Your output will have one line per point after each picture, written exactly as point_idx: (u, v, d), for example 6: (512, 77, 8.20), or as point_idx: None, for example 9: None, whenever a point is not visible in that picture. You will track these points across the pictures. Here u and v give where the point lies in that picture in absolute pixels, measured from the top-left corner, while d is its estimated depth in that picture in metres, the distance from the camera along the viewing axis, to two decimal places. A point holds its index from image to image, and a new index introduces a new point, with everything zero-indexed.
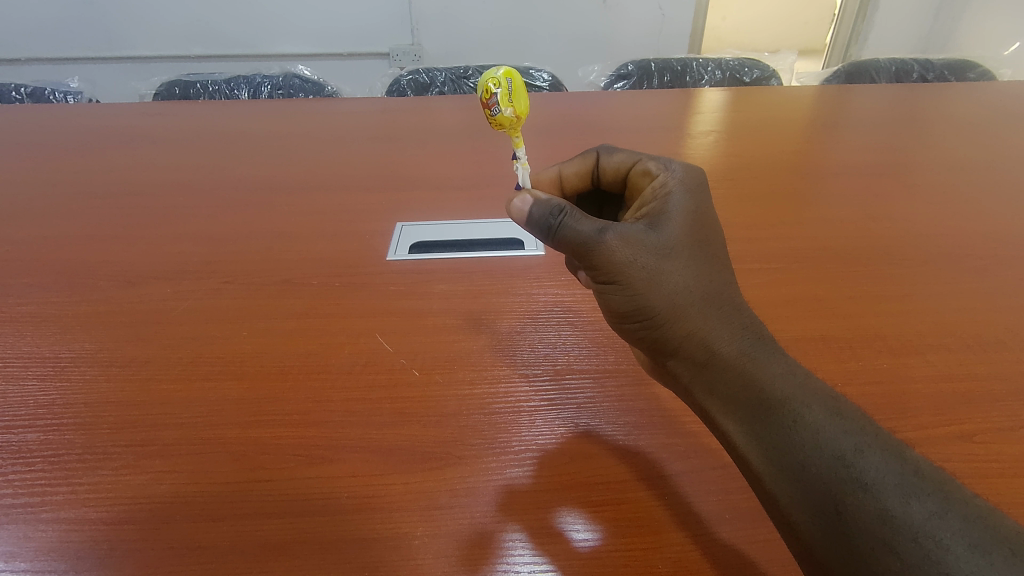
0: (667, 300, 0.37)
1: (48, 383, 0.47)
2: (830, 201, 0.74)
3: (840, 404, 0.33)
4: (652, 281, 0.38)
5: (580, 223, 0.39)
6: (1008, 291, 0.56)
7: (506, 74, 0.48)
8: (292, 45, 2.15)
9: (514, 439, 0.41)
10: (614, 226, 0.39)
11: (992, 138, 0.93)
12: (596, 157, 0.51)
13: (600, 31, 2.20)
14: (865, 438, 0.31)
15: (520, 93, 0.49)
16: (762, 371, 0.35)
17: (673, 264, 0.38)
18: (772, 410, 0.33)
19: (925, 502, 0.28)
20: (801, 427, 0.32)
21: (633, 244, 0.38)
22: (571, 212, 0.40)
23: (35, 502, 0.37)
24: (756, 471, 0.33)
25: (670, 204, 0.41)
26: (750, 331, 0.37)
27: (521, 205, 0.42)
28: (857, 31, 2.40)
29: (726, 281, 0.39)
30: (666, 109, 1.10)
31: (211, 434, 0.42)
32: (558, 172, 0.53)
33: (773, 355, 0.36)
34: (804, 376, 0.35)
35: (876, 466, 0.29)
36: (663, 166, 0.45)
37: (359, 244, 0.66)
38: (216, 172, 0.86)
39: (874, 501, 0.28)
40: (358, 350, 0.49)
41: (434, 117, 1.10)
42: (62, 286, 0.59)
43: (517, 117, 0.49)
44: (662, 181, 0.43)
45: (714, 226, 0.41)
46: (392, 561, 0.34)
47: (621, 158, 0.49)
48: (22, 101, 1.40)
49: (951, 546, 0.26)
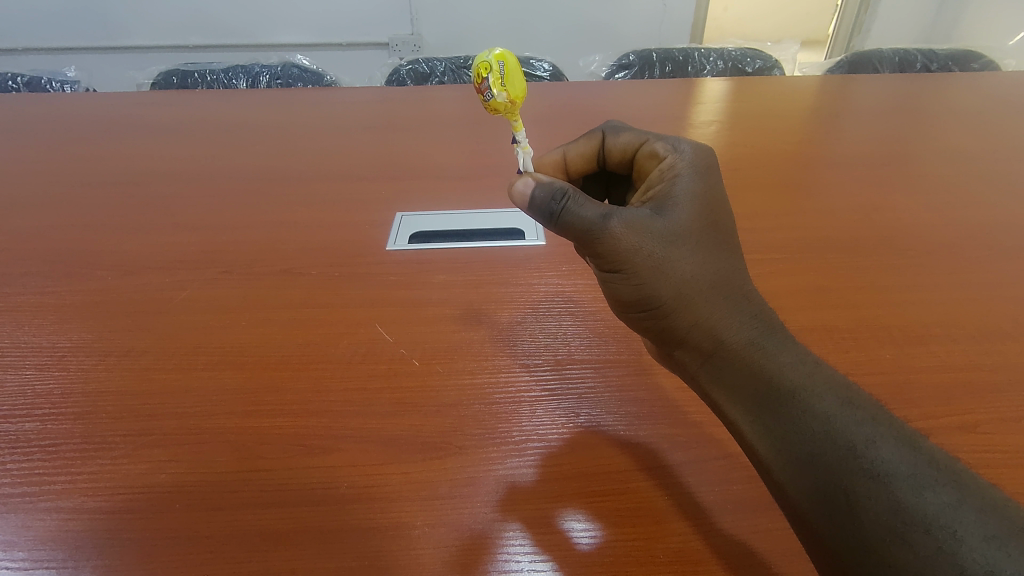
0: (672, 288, 0.37)
1: (47, 373, 0.46)
2: (834, 191, 0.73)
3: (852, 391, 0.33)
4: (658, 268, 0.37)
5: (585, 209, 0.38)
6: (1013, 281, 0.55)
7: (498, 57, 0.47)
8: (291, 35, 2.13)
9: (515, 429, 0.41)
10: (619, 211, 0.38)
11: (997, 129, 0.92)
12: (602, 139, 0.51)
13: (601, 20, 2.18)
14: (878, 427, 0.30)
15: (515, 75, 0.48)
16: (771, 360, 0.34)
17: (680, 250, 0.38)
18: (782, 398, 0.33)
19: (940, 493, 0.27)
20: (810, 416, 0.31)
21: (639, 229, 0.38)
22: (574, 197, 0.39)
23: (34, 492, 0.37)
24: (764, 461, 0.33)
25: (677, 188, 0.41)
26: (760, 317, 0.37)
27: (524, 188, 0.41)
28: (859, 21, 2.39)
29: (736, 267, 0.39)
30: (667, 99, 1.09)
31: (210, 423, 0.41)
32: (562, 155, 0.52)
33: (783, 343, 0.35)
34: (815, 364, 0.34)
35: (888, 456, 0.29)
36: (671, 148, 0.44)
37: (358, 233, 0.66)
38: (216, 162, 0.85)
39: (886, 491, 0.28)
40: (358, 339, 0.49)
41: (434, 107, 1.09)
42: (60, 276, 0.58)
43: (511, 101, 0.48)
44: (670, 164, 0.43)
45: (724, 210, 0.41)
46: (392, 551, 0.34)
47: (627, 139, 0.48)
48: (18, 90, 1.38)
49: (965, 538, 0.26)
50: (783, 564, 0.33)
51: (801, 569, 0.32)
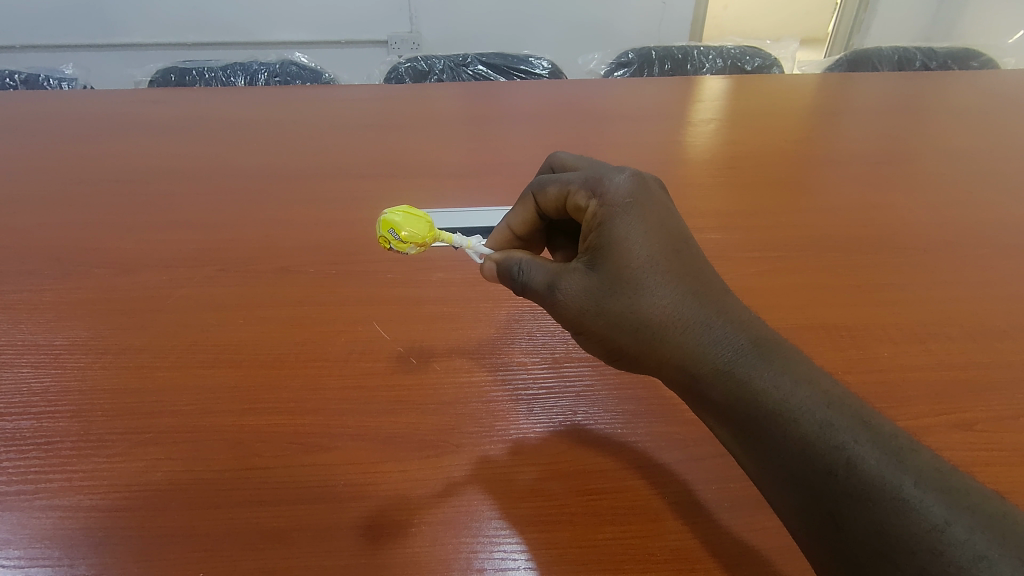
0: (629, 338, 0.38)
1: (43, 370, 0.46)
2: (831, 190, 0.73)
3: (832, 411, 0.31)
4: (609, 325, 0.38)
5: (535, 281, 0.42)
6: (1010, 280, 0.55)
7: (383, 229, 0.48)
8: (290, 32, 2.13)
9: (512, 427, 0.41)
10: (561, 278, 0.40)
11: (995, 128, 0.92)
12: (534, 200, 0.48)
13: (600, 17, 2.18)
14: (855, 451, 0.30)
15: (406, 223, 0.48)
16: (736, 398, 0.33)
17: (625, 299, 0.38)
18: (753, 437, 0.33)
19: (929, 513, 0.27)
20: (787, 442, 0.31)
21: (581, 290, 0.39)
22: (524, 270, 0.42)
23: (30, 490, 0.37)
24: (757, 483, 0.33)
25: (609, 233, 0.39)
26: (726, 344, 0.35)
27: (492, 267, 0.45)
28: (859, 19, 2.39)
29: (691, 296, 0.37)
30: (666, 97, 1.09)
31: (207, 422, 0.41)
32: (507, 228, 0.51)
33: (755, 370, 0.34)
34: (785, 394, 0.32)
35: (872, 477, 0.29)
36: (592, 190, 0.42)
37: (357, 231, 0.65)
38: (214, 159, 0.85)
39: (868, 514, 0.28)
40: (355, 337, 0.49)
41: (433, 105, 1.09)
42: (57, 274, 0.58)
43: (423, 241, 0.48)
44: (593, 212, 0.41)
45: (669, 237, 0.39)
46: (389, 549, 0.34)
47: (552, 195, 0.45)
48: (15, 87, 1.38)
49: (952, 558, 0.26)
50: (781, 560, 0.33)
51: (798, 567, 0.33)
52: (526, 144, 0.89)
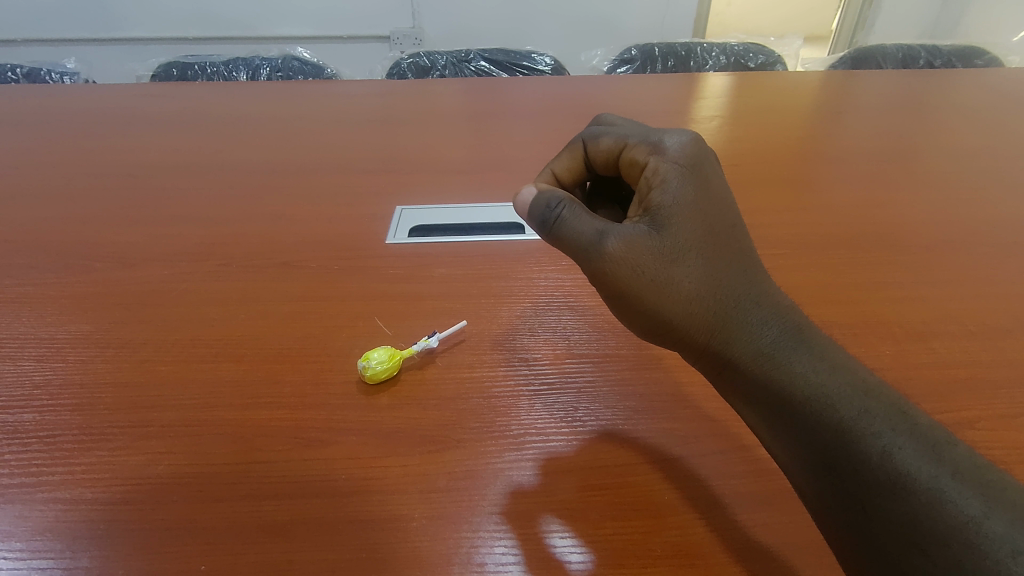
0: (676, 305, 0.37)
1: (46, 363, 0.46)
2: (835, 188, 0.73)
3: (870, 399, 0.32)
4: (658, 286, 0.37)
5: (580, 225, 0.39)
6: (1014, 279, 0.55)
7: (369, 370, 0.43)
8: (292, 27, 2.13)
9: (513, 423, 0.41)
10: (613, 230, 0.38)
11: (1000, 125, 0.92)
12: (584, 148, 0.46)
13: (604, 13, 2.17)
14: (896, 439, 0.30)
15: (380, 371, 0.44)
16: (782, 373, 0.34)
17: (677, 265, 0.37)
18: (796, 413, 0.32)
19: (965, 505, 0.27)
20: (825, 426, 0.31)
21: (633, 245, 0.37)
22: (571, 208, 0.39)
23: (33, 482, 0.37)
24: (783, 460, 0.33)
25: (668, 196, 0.38)
26: (771, 325, 0.36)
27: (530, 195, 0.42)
28: (863, 16, 2.38)
29: (739, 275, 0.38)
30: (670, 94, 1.09)
31: (209, 415, 0.41)
32: (551, 173, 0.48)
33: (800, 350, 0.34)
34: (828, 373, 0.33)
35: (908, 466, 0.29)
36: (653, 148, 0.41)
37: (358, 227, 0.65)
38: (217, 154, 0.85)
39: (903, 502, 0.28)
40: (358, 332, 0.49)
41: (436, 100, 1.08)
42: (59, 268, 0.58)
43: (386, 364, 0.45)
44: (654, 168, 0.39)
45: (723, 214, 0.39)
46: (390, 543, 0.34)
47: (606, 145, 0.44)
48: (17, 81, 1.38)
49: (987, 550, 0.26)
50: (783, 557, 0.33)
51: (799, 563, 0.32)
52: (529, 140, 0.89)
